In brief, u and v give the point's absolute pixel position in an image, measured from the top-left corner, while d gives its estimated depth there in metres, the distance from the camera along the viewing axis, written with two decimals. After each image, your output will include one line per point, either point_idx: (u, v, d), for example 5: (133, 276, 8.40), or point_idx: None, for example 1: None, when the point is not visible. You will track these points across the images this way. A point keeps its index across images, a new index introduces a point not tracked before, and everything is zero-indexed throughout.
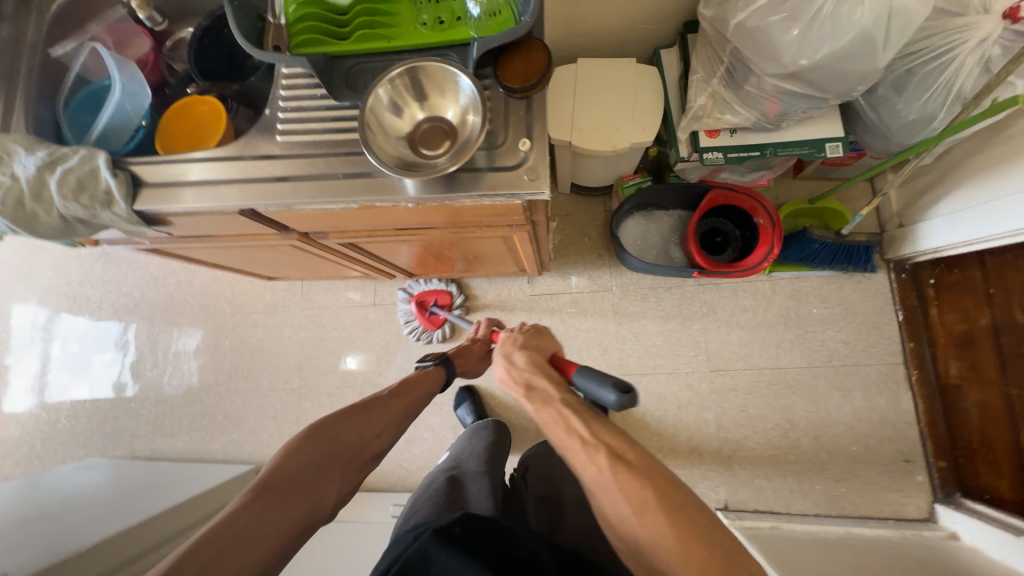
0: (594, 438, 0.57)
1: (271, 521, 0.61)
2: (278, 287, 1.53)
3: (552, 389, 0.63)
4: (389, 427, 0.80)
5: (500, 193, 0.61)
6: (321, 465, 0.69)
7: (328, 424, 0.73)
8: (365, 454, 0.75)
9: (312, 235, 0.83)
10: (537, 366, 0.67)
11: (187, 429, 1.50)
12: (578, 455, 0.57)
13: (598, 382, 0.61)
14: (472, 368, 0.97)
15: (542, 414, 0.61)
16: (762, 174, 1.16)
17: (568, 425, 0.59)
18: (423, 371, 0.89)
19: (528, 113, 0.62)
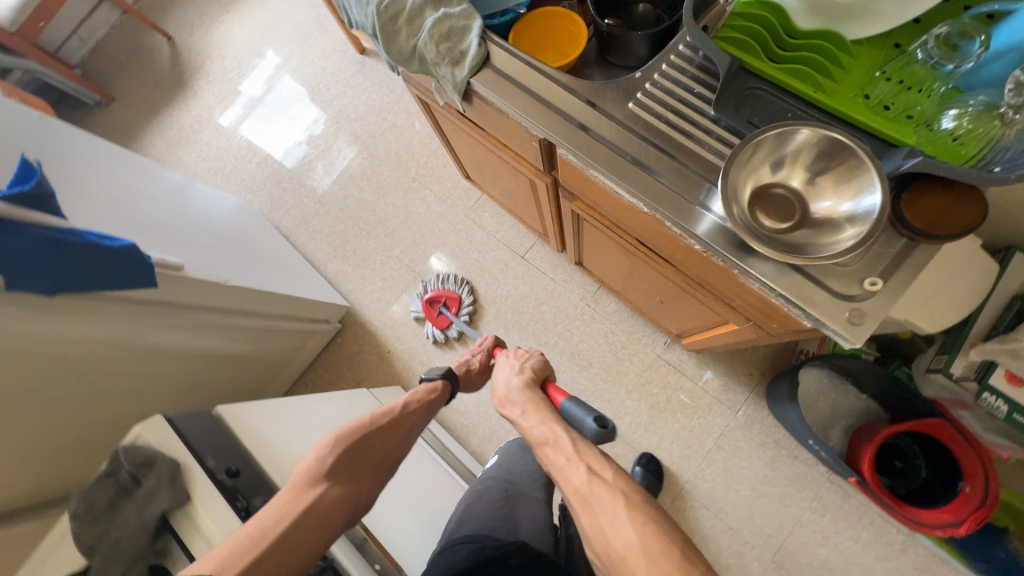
0: (578, 456, 0.59)
1: (319, 526, 0.56)
2: (461, 185, 1.58)
3: (537, 409, 0.68)
4: (410, 435, 0.72)
5: (803, 309, 0.53)
6: (355, 465, 0.63)
7: (366, 423, 0.67)
8: (395, 455, 0.68)
9: (562, 189, 0.82)
10: (532, 393, 0.73)
11: (323, 237, 1.66)
12: (559, 467, 0.60)
13: (585, 411, 0.67)
14: (474, 382, 0.91)
15: (536, 431, 0.65)
16: (1007, 446, 0.92)
17: (547, 444, 0.63)
18: (431, 385, 0.79)
19: (899, 254, 0.51)
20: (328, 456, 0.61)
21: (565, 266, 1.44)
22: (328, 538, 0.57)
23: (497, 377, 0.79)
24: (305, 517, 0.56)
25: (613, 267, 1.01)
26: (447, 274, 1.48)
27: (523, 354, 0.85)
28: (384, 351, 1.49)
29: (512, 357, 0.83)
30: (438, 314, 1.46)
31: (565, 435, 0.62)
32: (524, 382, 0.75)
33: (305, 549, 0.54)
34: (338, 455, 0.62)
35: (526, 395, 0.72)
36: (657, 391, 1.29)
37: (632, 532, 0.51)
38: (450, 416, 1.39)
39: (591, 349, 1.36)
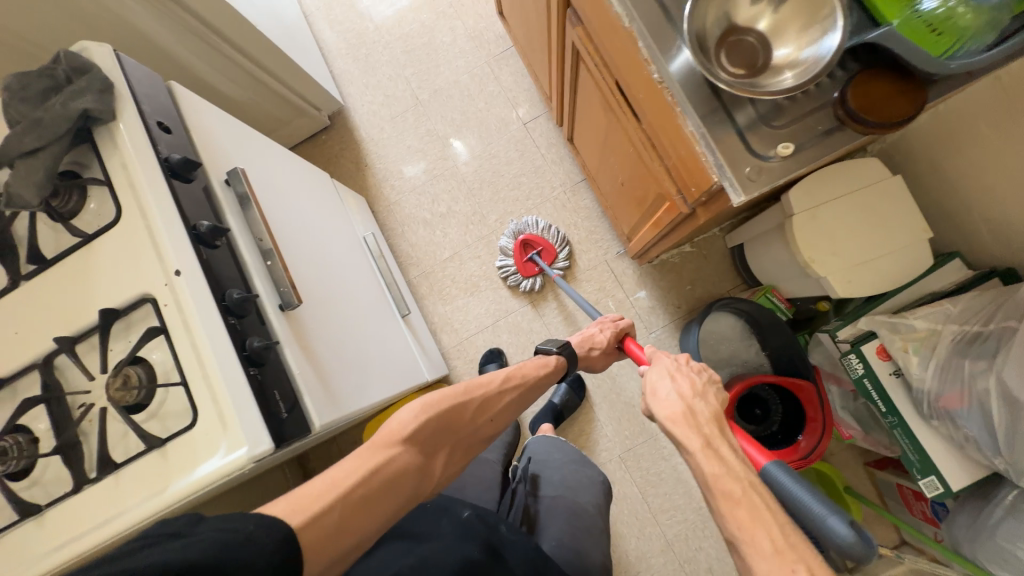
0: (780, 534, 0.48)
1: (396, 481, 0.60)
2: (495, 30, 1.49)
3: (733, 457, 0.55)
4: (501, 418, 0.78)
5: (715, 153, 0.54)
6: (435, 438, 0.67)
7: (459, 397, 0.72)
8: (472, 436, 0.73)
9: (569, 12, 0.79)
10: (720, 428, 0.60)
11: (341, 31, 1.57)
12: (750, 540, 0.48)
13: (825, 503, 0.51)
14: (594, 363, 0.97)
15: (727, 483, 0.52)
16: (852, 427, 1.03)
17: (736, 504, 0.50)
18: (544, 363, 0.87)
19: (824, 133, 0.52)
20: (413, 422, 0.65)
21: (560, 148, 1.42)
22: (401, 505, 0.59)
23: (654, 385, 0.67)
24: (380, 474, 0.58)
25: (595, 135, 1.00)
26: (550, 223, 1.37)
27: (696, 368, 0.70)
28: (362, 163, 1.50)
29: (681, 363, 0.70)
30: (526, 260, 1.35)
31: (765, 502, 0.50)
32: (711, 416, 0.61)
33: (386, 506, 0.58)
34: (425, 424, 0.66)
35: (705, 428, 0.59)
36: (591, 291, 1.36)
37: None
38: (400, 244, 1.46)
39: (549, 233, 1.40)
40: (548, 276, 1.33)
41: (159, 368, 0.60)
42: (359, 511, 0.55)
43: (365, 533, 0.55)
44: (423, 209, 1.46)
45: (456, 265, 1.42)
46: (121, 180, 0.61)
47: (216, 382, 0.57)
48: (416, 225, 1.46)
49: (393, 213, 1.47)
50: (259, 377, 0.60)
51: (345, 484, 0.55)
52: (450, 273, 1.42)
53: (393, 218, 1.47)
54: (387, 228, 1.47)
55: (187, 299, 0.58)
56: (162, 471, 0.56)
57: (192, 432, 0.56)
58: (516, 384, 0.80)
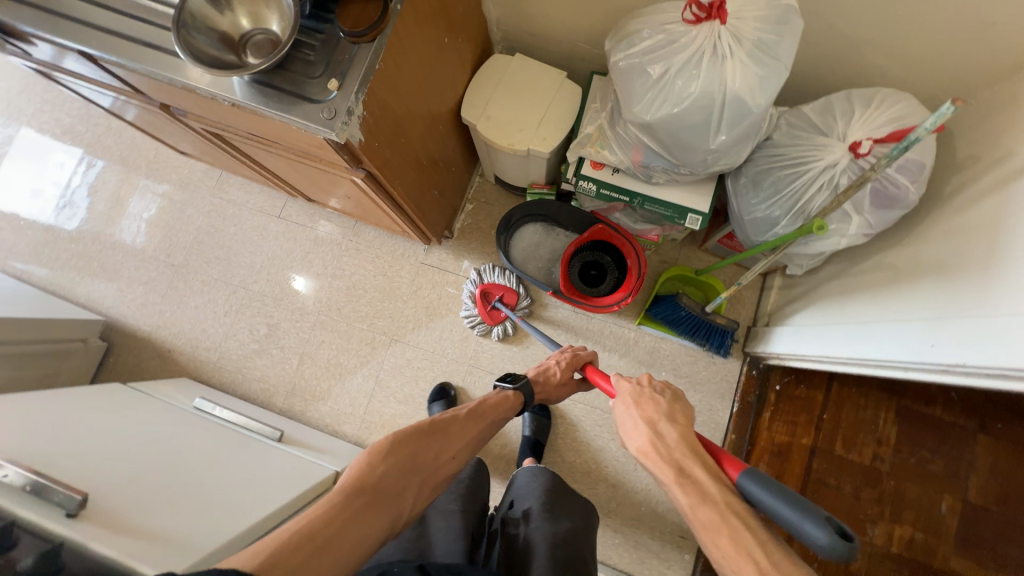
0: (772, 570, 0.53)
1: (363, 525, 0.65)
2: (198, 168, 1.55)
3: (709, 482, 0.62)
4: (463, 450, 0.83)
5: (295, 120, 0.63)
6: (408, 474, 0.74)
7: (426, 432, 0.79)
8: (440, 474, 0.79)
9: (173, 110, 0.86)
10: (690, 451, 0.67)
11: (66, 263, 1.53)
12: (738, 570, 0.54)
13: (797, 511, 0.55)
14: (551, 392, 1.01)
15: (702, 513, 0.59)
16: (652, 228, 1.19)
17: (720, 534, 0.57)
18: (503, 393, 0.94)
19: (352, 57, 0.65)
20: (385, 463, 0.71)
21: (320, 212, 1.49)
22: (362, 547, 0.64)
23: (630, 418, 0.74)
24: (344, 523, 0.63)
25: (303, 180, 1.09)
26: (499, 267, 1.36)
27: (658, 387, 0.79)
28: (164, 352, 1.44)
29: (652, 401, 0.75)
30: (491, 309, 1.35)
31: (750, 532, 0.56)
32: (682, 440, 0.68)
33: (346, 551, 0.62)
34: (394, 464, 0.72)
35: (676, 465, 0.65)
36: (428, 293, 1.41)
37: None
38: (248, 388, 1.40)
39: (362, 278, 1.44)
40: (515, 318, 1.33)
41: None
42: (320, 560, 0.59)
43: (332, 572, 0.59)
44: (247, 344, 1.43)
45: (310, 363, 1.41)
46: None
47: None
48: (251, 361, 1.43)
49: (220, 368, 1.42)
50: None
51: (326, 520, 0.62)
52: (310, 374, 1.40)
53: (226, 372, 1.41)
54: (226, 385, 1.40)
55: None
56: None
57: None
58: (477, 411, 0.87)
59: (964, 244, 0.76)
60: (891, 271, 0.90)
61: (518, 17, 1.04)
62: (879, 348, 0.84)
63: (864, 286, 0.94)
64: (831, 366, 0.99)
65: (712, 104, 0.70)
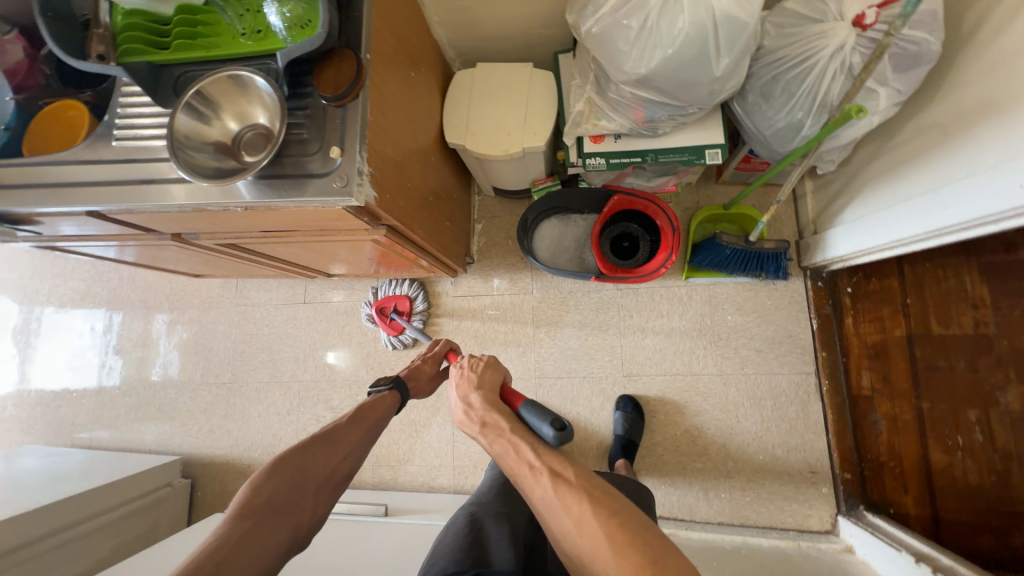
0: (539, 462, 0.62)
1: (256, 545, 0.65)
2: (214, 285, 1.57)
3: (501, 420, 0.68)
4: (354, 450, 0.81)
5: (312, 200, 0.63)
6: (296, 488, 0.73)
7: (304, 443, 0.77)
8: (339, 477, 0.78)
9: (185, 236, 0.86)
10: (492, 406, 0.70)
11: (127, 417, 1.56)
12: (525, 478, 0.62)
13: (539, 417, 0.66)
14: (423, 389, 0.95)
15: (497, 447, 0.66)
16: (668, 179, 1.16)
17: (519, 454, 0.64)
18: (378, 396, 0.87)
19: (343, 120, 0.64)
20: (265, 483, 0.71)
21: (340, 284, 1.49)
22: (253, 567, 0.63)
23: (450, 391, 0.75)
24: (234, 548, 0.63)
25: (320, 258, 1.07)
26: (391, 280, 1.41)
27: (474, 362, 0.79)
28: (244, 469, 1.44)
29: (470, 363, 0.78)
30: (391, 321, 1.38)
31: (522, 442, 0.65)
32: (484, 399, 0.72)
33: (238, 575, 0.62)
34: (277, 481, 0.72)
35: (478, 417, 0.69)
36: (471, 323, 1.39)
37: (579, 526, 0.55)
38: None
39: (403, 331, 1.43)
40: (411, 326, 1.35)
41: None
42: None
43: None
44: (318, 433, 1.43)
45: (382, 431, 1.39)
46: None
47: None
48: None
49: None
50: None
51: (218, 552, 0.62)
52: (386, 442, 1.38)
53: None
54: None
55: None
56: None
57: None
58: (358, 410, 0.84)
59: (1012, 73, 0.70)
60: (937, 131, 0.84)
61: (469, 27, 1.02)
62: (958, 209, 0.78)
63: (913, 155, 0.89)
64: (907, 250, 0.92)
65: (703, 31, 0.67)
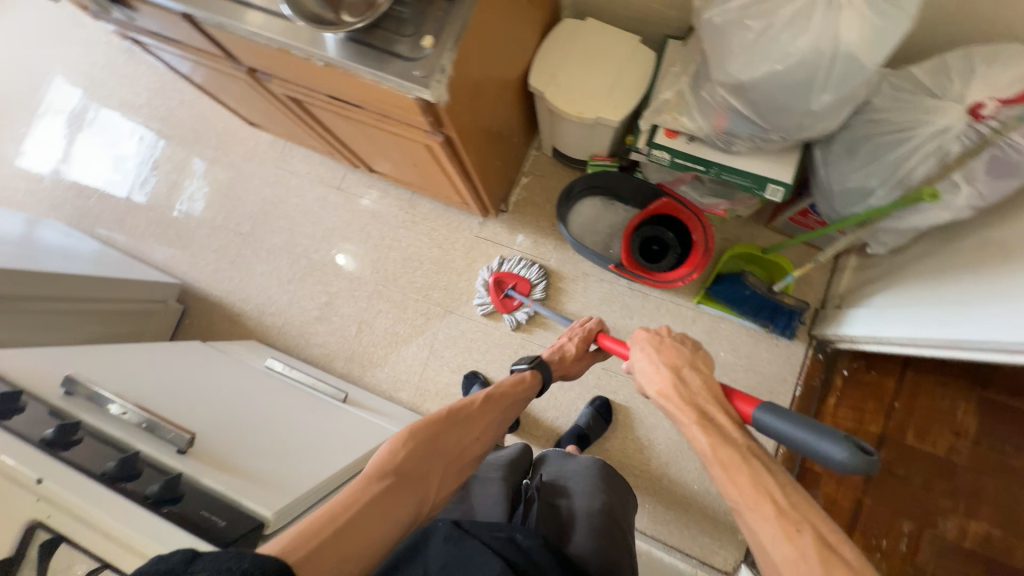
0: (792, 510, 0.54)
1: (391, 507, 0.64)
2: (263, 140, 1.60)
3: (729, 425, 0.64)
4: (485, 435, 0.82)
5: (390, 79, 0.64)
6: (431, 460, 0.73)
7: (443, 418, 0.77)
8: (470, 459, 0.78)
9: (259, 75, 0.89)
10: (716, 400, 0.68)
11: (146, 230, 1.64)
12: (753, 503, 0.55)
13: (816, 433, 0.58)
14: (568, 369, 1.03)
15: (715, 448, 0.60)
16: (721, 203, 1.15)
17: (734, 466, 0.58)
18: (522, 376, 0.95)
19: (444, 14, 0.64)
20: (402, 448, 0.70)
21: (377, 184, 1.52)
22: (392, 528, 0.63)
23: (644, 366, 0.76)
24: (369, 503, 0.62)
25: (371, 148, 1.10)
26: (521, 258, 1.38)
27: (678, 338, 0.80)
28: (233, 315, 1.52)
29: (674, 352, 0.76)
30: (504, 297, 1.37)
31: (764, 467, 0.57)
32: (709, 390, 0.69)
33: (376, 532, 0.61)
34: (415, 447, 0.72)
35: (697, 410, 0.66)
36: (482, 266, 1.42)
37: None
38: (310, 352, 1.47)
39: (418, 250, 1.47)
40: (529, 307, 1.35)
41: None
42: (355, 545, 0.58)
43: (367, 554, 0.59)
44: (309, 310, 1.49)
45: (367, 332, 1.45)
46: None
47: (119, 533, 0.56)
48: (312, 327, 1.49)
49: (284, 332, 1.49)
50: (177, 510, 0.61)
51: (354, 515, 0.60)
52: (368, 342, 1.45)
53: (290, 337, 1.48)
54: (290, 348, 1.48)
55: (62, 494, 0.57)
56: None
57: None
58: (495, 395, 0.87)
59: None
60: (998, 249, 0.83)
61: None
62: (978, 329, 0.79)
63: (965, 263, 0.88)
64: (921, 351, 0.93)
65: (819, 58, 0.65)
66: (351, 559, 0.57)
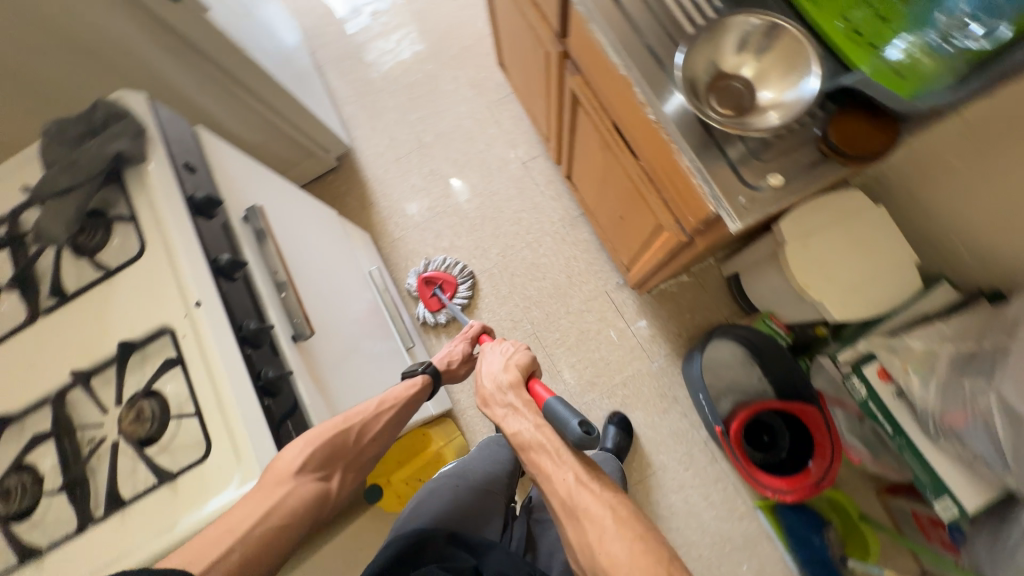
0: (565, 457, 0.62)
1: (291, 521, 0.56)
2: (492, 80, 1.62)
3: (530, 415, 0.68)
4: (385, 436, 0.73)
5: (712, 186, 0.59)
6: (330, 462, 0.62)
7: (335, 427, 0.64)
8: (366, 458, 0.69)
9: (568, 63, 0.87)
10: (518, 389, 0.72)
11: (351, 82, 1.70)
12: (547, 474, 0.62)
13: (568, 413, 0.62)
14: (456, 374, 0.94)
15: (524, 434, 0.66)
16: (861, 451, 1.04)
17: (536, 451, 0.64)
18: (411, 385, 0.82)
19: (806, 163, 0.59)
20: (302, 454, 0.57)
21: (557, 185, 1.50)
22: (303, 529, 0.57)
23: (484, 368, 0.78)
24: (274, 513, 0.54)
25: (593, 173, 1.06)
26: (447, 258, 1.45)
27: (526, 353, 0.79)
28: (367, 202, 1.56)
29: (505, 358, 0.78)
30: (431, 297, 1.42)
31: (546, 440, 0.64)
32: (511, 382, 0.73)
33: (278, 545, 0.55)
34: (313, 453, 0.59)
35: (508, 401, 0.71)
36: (592, 321, 1.37)
37: (619, 548, 0.54)
38: (402, 278, 1.49)
39: (549, 265, 1.44)
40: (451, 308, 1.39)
41: (172, 401, 0.59)
42: (258, 550, 0.53)
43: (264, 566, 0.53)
44: (426, 244, 1.51)
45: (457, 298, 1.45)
46: (149, 216, 0.66)
47: (224, 394, 0.57)
48: (418, 259, 1.50)
49: (394, 246, 1.51)
50: (271, 409, 0.60)
51: (239, 527, 0.52)
52: None
53: (396, 254, 1.51)
54: (389, 262, 1.50)
55: (206, 327, 0.60)
56: (171, 507, 0.55)
57: (202, 467, 0.56)
58: (390, 403, 0.75)
59: None
60: None
61: (917, 186, 0.92)
62: None
63: None
64: None
65: None
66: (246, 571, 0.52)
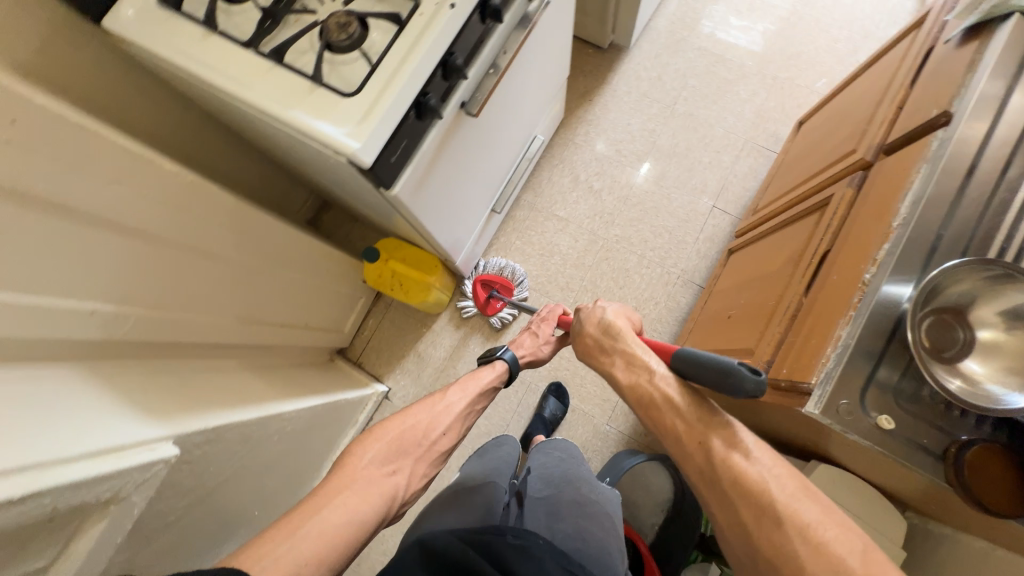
0: (711, 418, 0.63)
1: (354, 507, 0.63)
2: (773, 128, 1.50)
3: (645, 367, 0.71)
4: (453, 427, 0.81)
5: (835, 369, 0.57)
6: (397, 456, 0.72)
7: (401, 427, 0.76)
8: (433, 456, 0.77)
9: (853, 174, 0.80)
10: (632, 342, 0.76)
11: (687, 9, 1.61)
12: (675, 434, 0.64)
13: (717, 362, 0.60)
14: (541, 359, 1.00)
15: (641, 388, 0.70)
16: None
17: (660, 408, 0.67)
18: (478, 373, 0.89)
19: (919, 441, 0.55)
20: (369, 451, 0.71)
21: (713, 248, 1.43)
22: (372, 520, 0.63)
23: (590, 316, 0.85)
24: (341, 504, 0.62)
25: (753, 268, 1.01)
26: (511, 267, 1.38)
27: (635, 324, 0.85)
28: (589, 96, 1.55)
29: (613, 310, 0.84)
30: (488, 300, 1.34)
31: (674, 393, 0.67)
32: (620, 331, 0.78)
33: (356, 534, 0.61)
34: (375, 450, 0.71)
35: (621, 352, 0.76)
36: None
37: (808, 516, 0.53)
38: (544, 169, 1.50)
39: (635, 285, 1.42)
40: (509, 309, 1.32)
41: (369, 42, 0.66)
42: (340, 539, 0.59)
43: (343, 547, 0.59)
44: (586, 170, 1.50)
45: (557, 226, 1.46)
46: None
47: (400, 75, 0.62)
48: (568, 172, 1.51)
49: (566, 146, 1.52)
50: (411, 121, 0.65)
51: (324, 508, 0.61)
52: (545, 226, 1.47)
53: (561, 151, 1.51)
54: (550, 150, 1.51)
55: (441, 25, 0.64)
56: (301, 96, 0.62)
57: (340, 99, 0.62)
58: (464, 393, 0.84)
59: None
60: None
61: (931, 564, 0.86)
62: None
63: None
64: None
65: None
66: (330, 549, 0.57)
